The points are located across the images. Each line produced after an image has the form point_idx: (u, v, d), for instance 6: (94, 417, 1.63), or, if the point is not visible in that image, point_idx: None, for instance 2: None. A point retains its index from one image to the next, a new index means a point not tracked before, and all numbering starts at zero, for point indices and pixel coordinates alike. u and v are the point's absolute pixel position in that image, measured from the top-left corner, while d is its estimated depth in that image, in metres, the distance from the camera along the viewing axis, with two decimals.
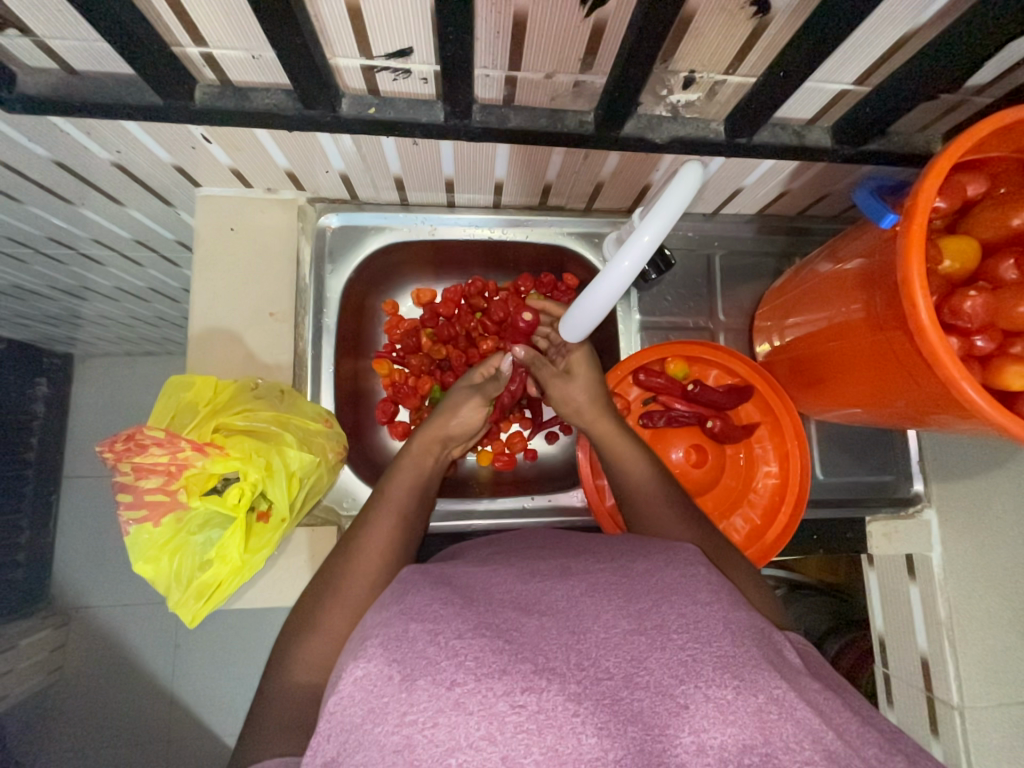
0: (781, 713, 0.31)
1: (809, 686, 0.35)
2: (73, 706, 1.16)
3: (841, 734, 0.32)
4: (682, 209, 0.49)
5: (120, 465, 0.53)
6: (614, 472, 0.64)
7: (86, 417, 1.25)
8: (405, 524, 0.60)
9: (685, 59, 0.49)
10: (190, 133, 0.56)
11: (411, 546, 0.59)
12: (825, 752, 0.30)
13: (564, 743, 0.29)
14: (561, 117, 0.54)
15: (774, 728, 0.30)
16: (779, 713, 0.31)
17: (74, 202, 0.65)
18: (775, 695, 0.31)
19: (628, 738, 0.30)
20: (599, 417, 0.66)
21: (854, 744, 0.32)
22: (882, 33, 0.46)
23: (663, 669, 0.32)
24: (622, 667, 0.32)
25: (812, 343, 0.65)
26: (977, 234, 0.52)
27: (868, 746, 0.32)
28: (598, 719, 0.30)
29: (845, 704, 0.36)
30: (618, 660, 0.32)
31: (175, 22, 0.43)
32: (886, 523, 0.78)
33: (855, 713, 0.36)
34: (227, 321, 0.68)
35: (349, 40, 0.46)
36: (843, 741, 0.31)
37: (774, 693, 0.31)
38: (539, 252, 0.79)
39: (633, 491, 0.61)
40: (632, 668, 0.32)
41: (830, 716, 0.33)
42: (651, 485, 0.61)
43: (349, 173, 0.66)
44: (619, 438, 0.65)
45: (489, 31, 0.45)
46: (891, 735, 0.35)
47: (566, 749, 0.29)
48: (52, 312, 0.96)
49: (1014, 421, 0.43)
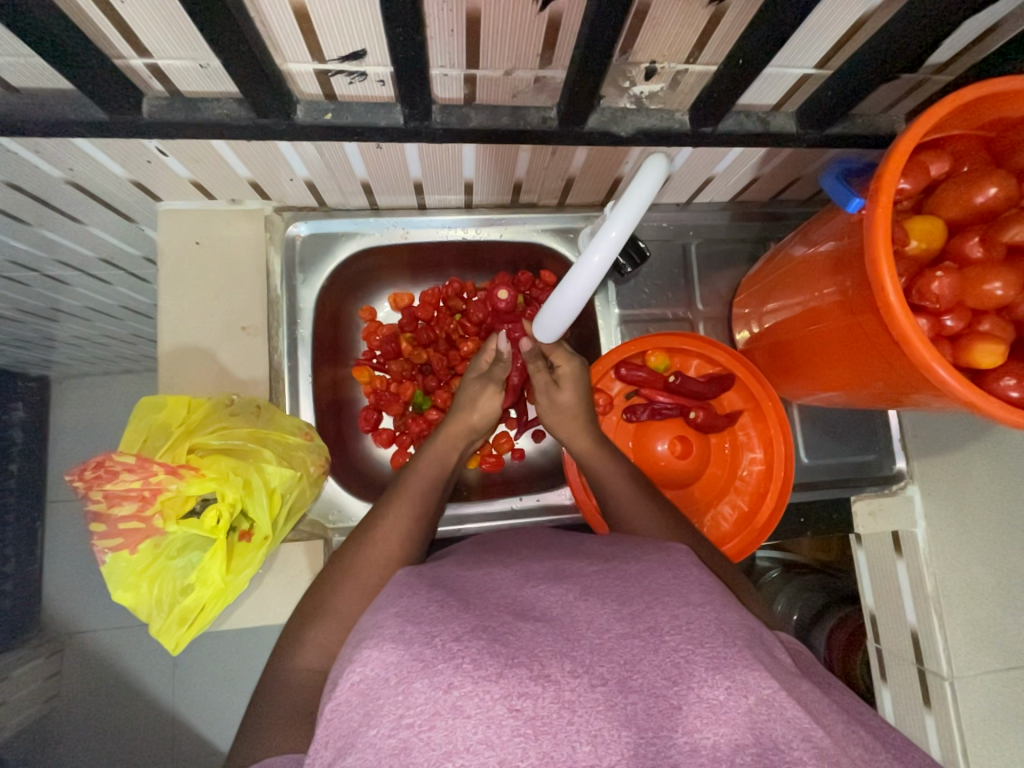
0: (771, 713, 0.30)
1: (801, 686, 0.35)
2: (70, 732, 1.14)
3: (833, 735, 0.32)
4: (643, 208, 0.49)
5: (91, 493, 0.52)
6: (593, 479, 0.64)
7: (66, 440, 1.23)
8: (418, 515, 0.59)
9: (645, 49, 0.48)
10: (144, 148, 0.54)
11: (422, 539, 0.58)
12: (817, 751, 0.29)
13: (558, 749, 0.29)
14: (523, 114, 0.53)
15: (765, 728, 0.30)
16: (770, 713, 0.30)
17: (32, 224, 0.64)
18: (765, 696, 0.31)
19: (623, 742, 0.29)
20: (581, 435, 0.65)
21: (845, 744, 0.32)
22: (839, 15, 0.45)
23: (655, 671, 0.32)
24: (616, 672, 0.32)
25: (791, 328, 0.65)
26: (943, 213, 0.52)
27: (857, 745, 0.32)
28: (593, 726, 0.30)
29: (837, 705, 0.36)
30: (612, 665, 0.32)
31: (115, 34, 0.42)
32: (871, 501, 0.79)
33: (849, 716, 0.36)
34: (198, 338, 0.67)
35: (299, 45, 0.44)
36: (834, 740, 0.31)
37: (764, 693, 0.31)
38: (514, 250, 0.78)
39: (613, 494, 0.62)
40: (626, 672, 0.32)
41: (820, 715, 0.33)
42: (627, 490, 0.61)
43: (314, 180, 0.65)
44: (597, 451, 0.64)
45: (443, 30, 0.44)
46: (880, 733, 0.35)
47: (561, 753, 0.29)
48: (24, 335, 0.94)
49: (983, 398, 0.43)
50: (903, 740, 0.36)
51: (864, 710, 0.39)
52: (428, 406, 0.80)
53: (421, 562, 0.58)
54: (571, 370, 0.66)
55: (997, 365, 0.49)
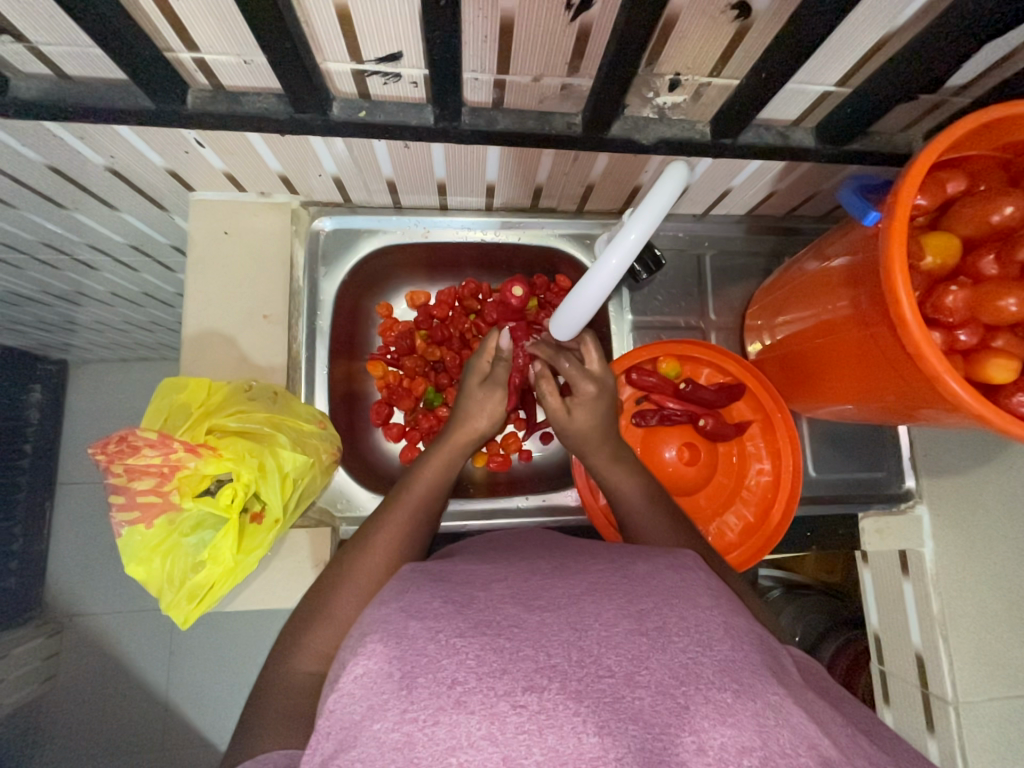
0: (777, 718, 0.31)
1: (806, 695, 0.35)
2: (67, 715, 1.15)
3: (835, 743, 0.32)
4: (663, 214, 0.50)
5: (112, 467, 0.54)
6: (610, 495, 0.64)
7: (78, 424, 1.25)
8: (420, 513, 0.60)
9: (670, 62, 0.50)
10: (183, 137, 0.56)
11: (424, 537, 0.59)
12: (820, 759, 0.30)
13: (564, 743, 0.29)
14: (549, 119, 0.54)
15: (772, 733, 0.30)
16: (775, 719, 0.31)
17: (68, 208, 0.66)
18: (772, 701, 0.31)
19: (629, 736, 0.30)
20: (603, 445, 0.65)
21: (847, 752, 0.32)
22: (861, 35, 0.47)
23: (663, 669, 0.32)
24: (624, 666, 0.32)
25: (802, 340, 0.65)
26: (959, 230, 0.53)
27: (861, 753, 0.32)
28: (598, 718, 0.30)
29: (841, 715, 0.37)
30: (619, 659, 0.32)
31: (166, 26, 0.44)
32: (879, 519, 0.78)
33: (854, 727, 0.36)
34: (220, 324, 0.69)
35: (339, 45, 0.46)
36: (838, 747, 0.31)
37: (770, 699, 0.31)
38: (530, 254, 0.79)
39: (632, 498, 0.62)
40: (633, 668, 0.32)
41: (825, 721, 0.34)
42: (643, 503, 0.61)
43: (341, 176, 0.67)
44: (614, 460, 0.64)
45: (477, 35, 0.46)
46: (882, 747, 0.35)
47: (567, 749, 0.29)
48: (46, 317, 0.96)
49: (996, 414, 0.44)
50: (908, 752, 0.36)
51: (867, 719, 0.39)
52: (439, 402, 0.82)
53: (423, 559, 0.58)
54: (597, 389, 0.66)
55: (1009, 381, 0.49)
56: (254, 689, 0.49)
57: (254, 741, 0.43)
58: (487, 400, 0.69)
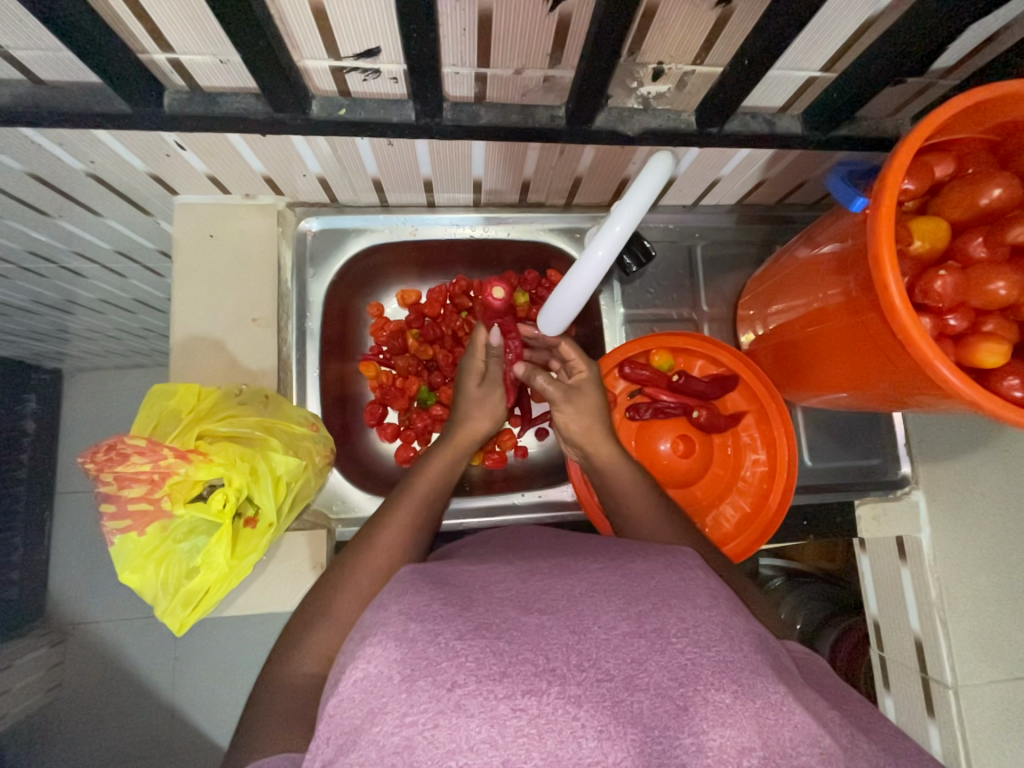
0: (778, 716, 0.31)
1: (806, 693, 0.35)
2: (72, 721, 1.15)
3: (834, 740, 0.32)
4: (647, 206, 0.50)
5: (102, 474, 0.53)
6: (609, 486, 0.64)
7: (74, 432, 1.24)
8: (420, 515, 0.59)
9: (653, 50, 0.49)
10: (163, 140, 0.56)
11: (423, 538, 0.59)
12: (822, 755, 0.30)
13: (564, 747, 0.29)
14: (533, 111, 0.54)
15: (773, 732, 0.30)
16: (776, 718, 0.31)
17: (52, 215, 0.65)
18: (772, 700, 0.31)
19: (629, 740, 0.30)
20: (605, 446, 0.63)
21: (846, 749, 0.32)
22: (844, 18, 0.46)
23: (662, 671, 0.32)
24: (623, 669, 0.32)
25: (794, 330, 0.65)
26: (948, 214, 0.52)
27: (861, 752, 0.32)
28: (598, 721, 0.30)
29: (842, 714, 0.36)
30: (619, 661, 0.32)
31: (139, 28, 0.43)
32: (875, 504, 0.79)
33: (853, 724, 0.36)
34: (209, 328, 0.68)
35: (315, 42, 0.46)
36: (836, 745, 0.31)
37: (771, 698, 0.31)
38: (522, 250, 0.79)
39: (628, 495, 0.62)
40: (633, 670, 0.32)
41: (822, 717, 0.34)
42: (642, 498, 0.61)
43: (327, 175, 0.66)
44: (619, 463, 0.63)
45: (456, 29, 0.45)
46: (880, 745, 0.35)
47: (567, 752, 0.29)
48: (40, 326, 0.96)
49: (986, 396, 0.43)
50: (909, 748, 0.36)
51: (867, 715, 0.39)
52: (432, 401, 0.82)
53: (422, 561, 0.58)
54: (588, 378, 0.66)
55: (1000, 364, 0.49)
56: (252, 693, 0.49)
57: (255, 748, 0.43)
58: (482, 398, 0.69)
